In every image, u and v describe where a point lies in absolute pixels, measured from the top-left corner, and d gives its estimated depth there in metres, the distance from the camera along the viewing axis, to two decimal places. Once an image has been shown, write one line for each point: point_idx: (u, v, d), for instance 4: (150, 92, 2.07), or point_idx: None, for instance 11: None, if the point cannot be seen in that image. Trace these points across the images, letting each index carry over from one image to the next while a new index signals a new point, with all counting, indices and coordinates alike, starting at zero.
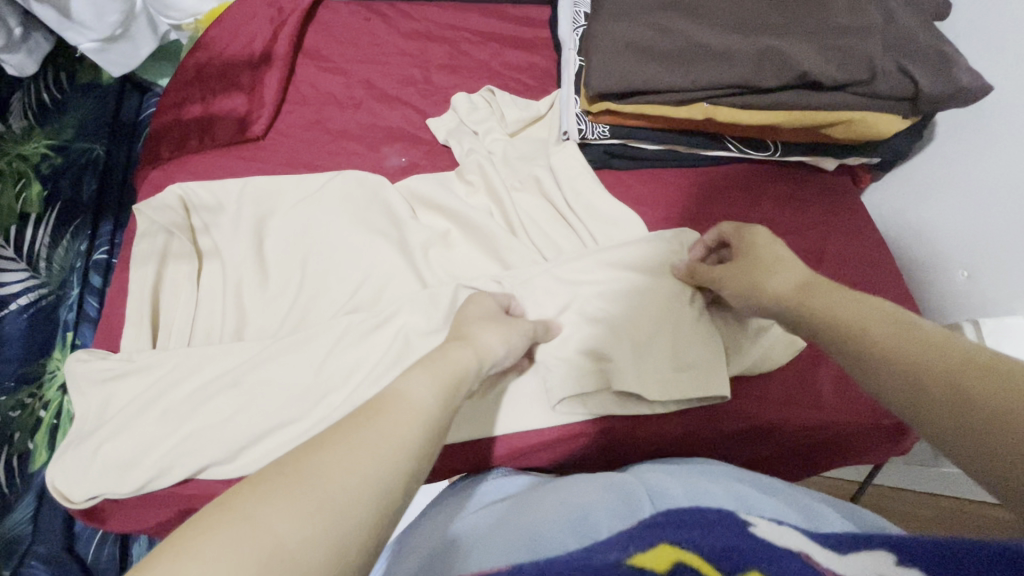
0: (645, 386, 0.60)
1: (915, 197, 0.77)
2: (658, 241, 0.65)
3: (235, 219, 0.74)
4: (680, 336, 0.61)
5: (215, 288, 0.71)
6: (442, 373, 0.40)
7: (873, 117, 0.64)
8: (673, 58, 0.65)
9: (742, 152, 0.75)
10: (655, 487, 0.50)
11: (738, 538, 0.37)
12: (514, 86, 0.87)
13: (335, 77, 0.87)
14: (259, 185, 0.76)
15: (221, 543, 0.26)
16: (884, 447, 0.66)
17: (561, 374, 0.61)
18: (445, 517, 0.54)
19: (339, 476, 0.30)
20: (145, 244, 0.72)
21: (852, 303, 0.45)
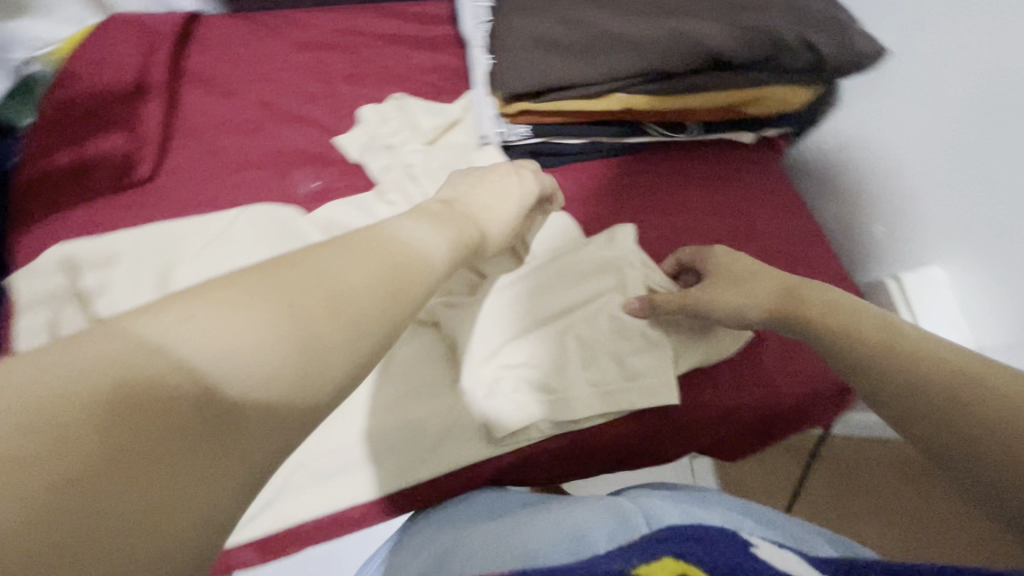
0: (594, 405, 0.60)
1: (830, 160, 0.80)
2: (593, 247, 0.65)
3: (131, 274, 0.66)
4: (624, 346, 0.61)
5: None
6: (441, 230, 0.41)
7: (783, 91, 0.65)
8: (581, 51, 0.63)
9: (665, 136, 0.75)
10: (653, 511, 0.49)
11: (742, 556, 0.36)
12: (425, 91, 0.82)
13: (226, 100, 0.79)
14: (156, 232, 0.68)
15: (250, 302, 0.26)
16: (832, 412, 0.69)
17: (513, 392, 0.61)
18: (429, 547, 0.53)
19: (362, 282, 0.30)
20: (30, 320, 0.64)
21: (833, 315, 0.46)
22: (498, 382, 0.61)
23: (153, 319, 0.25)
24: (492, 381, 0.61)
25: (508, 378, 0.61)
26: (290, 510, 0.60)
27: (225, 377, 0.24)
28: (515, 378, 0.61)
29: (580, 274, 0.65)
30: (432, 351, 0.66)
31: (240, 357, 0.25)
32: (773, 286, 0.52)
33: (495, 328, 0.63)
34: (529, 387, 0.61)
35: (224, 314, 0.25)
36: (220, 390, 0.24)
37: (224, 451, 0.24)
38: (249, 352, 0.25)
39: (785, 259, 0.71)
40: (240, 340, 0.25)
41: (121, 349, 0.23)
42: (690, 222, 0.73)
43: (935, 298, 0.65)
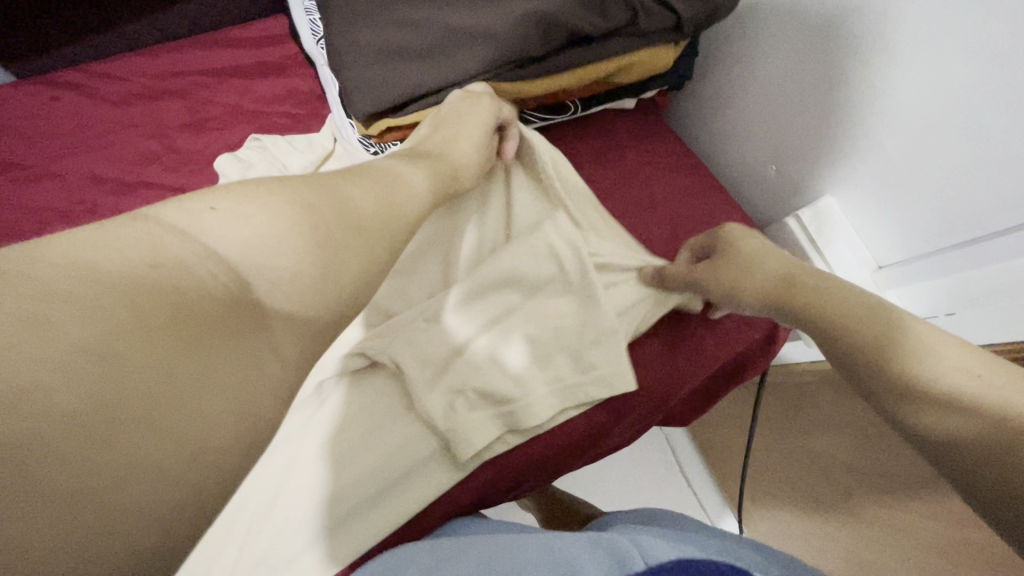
0: (554, 402, 0.58)
1: (712, 107, 0.80)
2: (528, 245, 0.58)
3: None
4: (579, 340, 0.58)
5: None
6: (435, 172, 0.46)
7: (652, 53, 0.62)
8: (431, 54, 0.58)
9: (545, 119, 0.71)
10: (645, 545, 0.45)
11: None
12: (281, 122, 0.74)
13: (46, 183, 0.67)
14: None
15: (266, 206, 0.34)
16: (764, 359, 0.69)
17: (470, 411, 0.56)
18: None
19: (361, 196, 0.39)
20: None
21: (831, 302, 0.46)
22: (454, 405, 0.56)
23: (188, 213, 0.32)
24: (448, 405, 0.56)
25: (464, 395, 0.57)
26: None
27: (245, 252, 0.32)
28: (470, 394, 0.57)
29: (503, 281, 0.58)
30: (370, 405, 0.58)
31: (263, 236, 0.33)
32: (775, 267, 0.51)
33: (433, 353, 0.57)
34: (483, 403, 0.57)
35: (251, 208, 0.34)
36: (247, 267, 0.32)
37: (251, 328, 0.32)
38: (272, 242, 0.33)
39: (693, 218, 0.70)
40: (267, 226, 0.33)
41: (160, 235, 0.31)
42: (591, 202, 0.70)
43: (835, 227, 0.67)
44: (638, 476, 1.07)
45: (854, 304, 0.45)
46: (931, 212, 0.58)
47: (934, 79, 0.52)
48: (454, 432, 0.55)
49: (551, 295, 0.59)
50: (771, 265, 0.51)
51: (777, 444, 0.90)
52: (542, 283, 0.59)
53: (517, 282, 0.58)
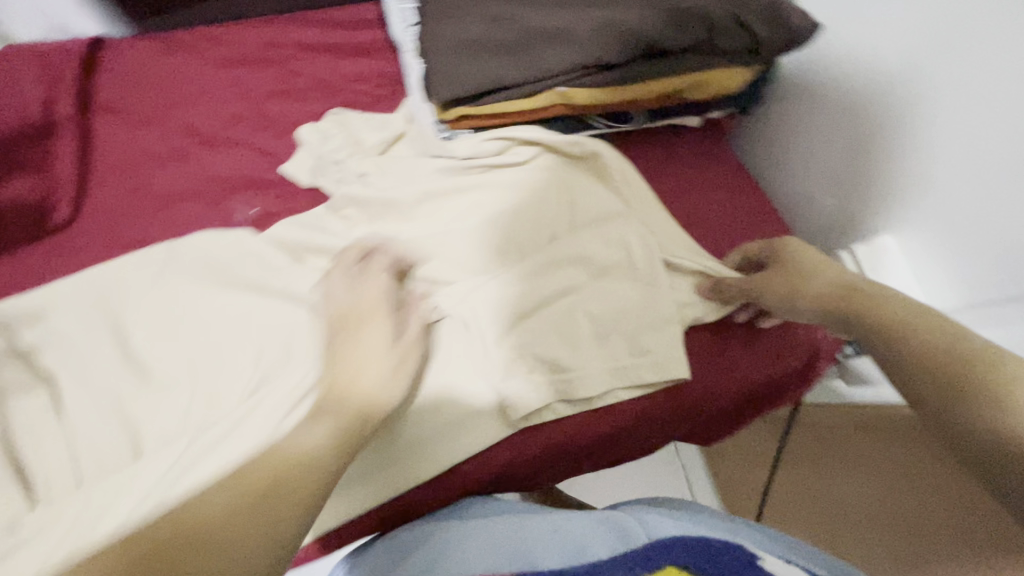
0: (606, 379, 0.61)
1: (775, 133, 0.80)
2: (598, 235, 0.67)
3: (84, 324, 0.64)
4: (639, 324, 0.63)
5: (81, 415, 0.60)
6: (337, 422, 0.51)
7: (725, 73, 0.63)
8: (513, 50, 0.61)
9: (610, 127, 0.72)
10: (651, 525, 0.50)
11: (741, 565, 0.40)
12: (360, 100, 0.78)
13: (146, 131, 0.74)
14: (95, 278, 0.66)
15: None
16: (802, 388, 0.69)
17: (527, 373, 0.60)
18: (410, 545, 0.53)
19: (212, 513, 0.40)
20: None
21: (887, 305, 0.47)
22: (514, 363, 0.60)
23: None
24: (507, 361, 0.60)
25: (524, 358, 0.60)
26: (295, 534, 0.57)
27: None
28: (529, 358, 0.60)
29: (571, 259, 0.65)
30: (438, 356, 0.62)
31: None
32: (828, 281, 0.53)
33: (508, 307, 0.62)
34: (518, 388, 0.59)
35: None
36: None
37: None
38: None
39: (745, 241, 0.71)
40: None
41: None
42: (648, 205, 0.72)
43: (889, 266, 0.66)
44: (649, 490, 1.08)
45: (899, 316, 0.46)
46: (992, 263, 0.57)
47: (1012, 132, 0.52)
48: (508, 390, 0.59)
49: (617, 279, 0.65)
50: (820, 284, 0.53)
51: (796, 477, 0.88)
52: (608, 266, 0.66)
53: (586, 261, 0.65)
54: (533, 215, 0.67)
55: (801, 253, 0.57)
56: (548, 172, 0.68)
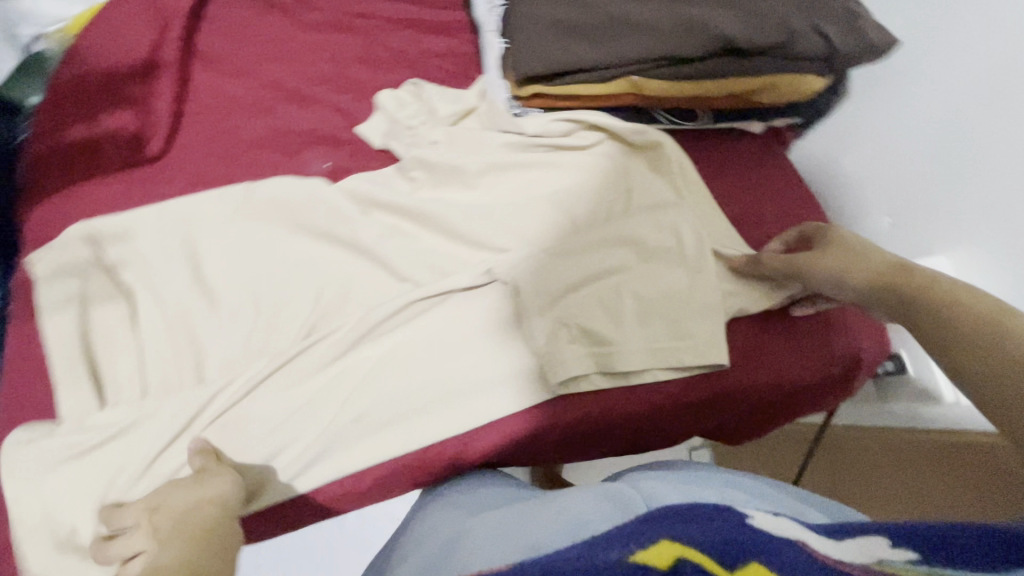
0: (646, 358, 0.63)
1: (837, 150, 0.82)
2: (656, 220, 0.68)
3: (163, 248, 0.69)
4: (682, 309, 0.65)
5: (155, 331, 0.65)
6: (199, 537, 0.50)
7: (797, 78, 0.65)
8: (595, 35, 0.63)
9: (673, 123, 0.74)
10: (651, 492, 0.58)
11: (732, 530, 0.43)
12: (436, 75, 0.83)
13: (237, 81, 0.79)
14: (177, 209, 0.70)
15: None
16: (834, 395, 0.71)
17: (570, 343, 0.62)
18: (446, 523, 0.61)
19: None
20: (57, 289, 0.66)
21: (930, 284, 0.49)
22: (557, 332, 0.62)
23: None
24: (552, 331, 0.62)
25: (567, 329, 0.63)
26: (339, 464, 0.62)
27: None
28: (573, 329, 0.62)
29: (623, 240, 0.67)
30: (488, 315, 0.66)
31: None
32: (874, 263, 0.55)
33: (556, 280, 0.64)
34: (560, 356, 0.62)
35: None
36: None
37: None
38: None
39: None
40: None
41: None
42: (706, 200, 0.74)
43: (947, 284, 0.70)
44: None
45: (940, 295, 0.48)
46: None
47: None
48: (552, 355, 0.62)
49: (666, 264, 0.67)
50: (865, 269, 0.55)
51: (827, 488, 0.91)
52: (659, 250, 0.67)
53: (637, 244, 0.67)
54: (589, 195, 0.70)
55: (850, 239, 0.59)
56: (610, 158, 0.71)
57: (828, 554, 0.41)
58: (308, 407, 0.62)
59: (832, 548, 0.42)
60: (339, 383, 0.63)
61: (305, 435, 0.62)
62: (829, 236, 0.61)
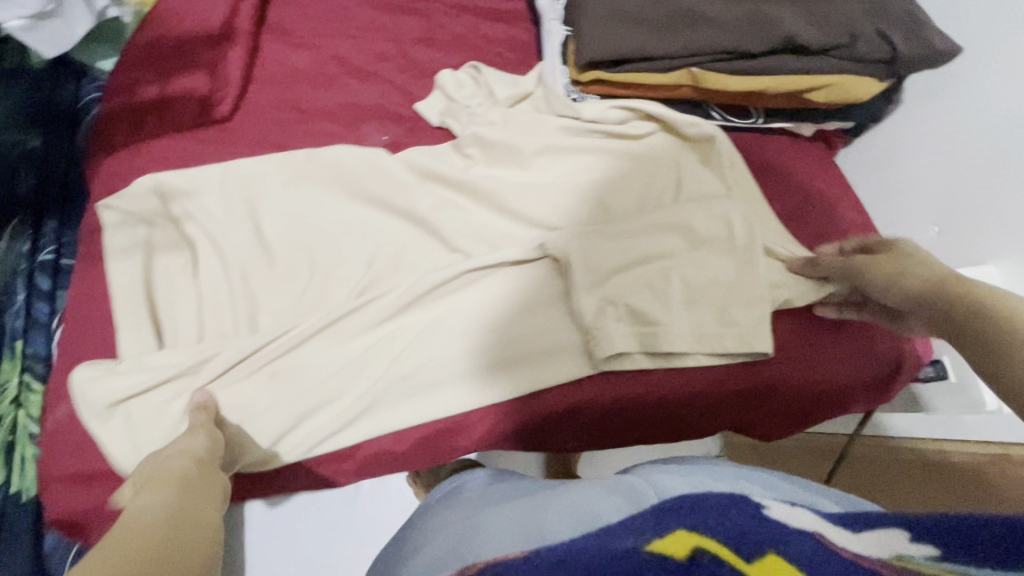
0: (690, 343, 0.65)
1: (887, 158, 0.83)
2: (710, 210, 0.69)
3: (226, 204, 0.72)
4: (729, 296, 0.66)
5: (213, 281, 0.69)
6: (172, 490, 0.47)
7: (855, 81, 0.65)
8: (660, 25, 0.65)
9: (726, 119, 0.76)
10: (661, 486, 0.59)
11: (750, 521, 0.40)
12: (494, 60, 0.85)
13: (304, 53, 0.82)
14: (240, 169, 0.73)
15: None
16: (875, 398, 0.71)
17: (617, 322, 0.64)
18: (457, 518, 0.63)
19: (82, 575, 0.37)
20: (123, 236, 0.69)
21: (984, 299, 0.46)
22: (604, 309, 0.64)
23: None
24: (600, 308, 0.65)
25: (614, 307, 0.65)
26: (383, 421, 0.64)
27: None
28: (620, 307, 0.65)
29: (673, 226, 0.69)
30: (539, 288, 0.68)
31: None
32: (932, 273, 0.53)
33: (605, 261, 0.66)
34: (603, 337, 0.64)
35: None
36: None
37: None
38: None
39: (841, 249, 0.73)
40: None
41: None
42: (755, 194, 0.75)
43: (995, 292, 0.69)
44: None
45: (994, 311, 0.44)
46: None
47: None
48: (599, 330, 0.64)
49: (715, 252, 0.69)
50: (921, 273, 0.54)
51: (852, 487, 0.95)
52: (709, 239, 0.69)
53: (687, 229, 0.69)
54: (642, 182, 0.72)
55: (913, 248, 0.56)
56: (662, 148, 0.73)
57: (845, 547, 0.39)
58: (356, 363, 0.65)
59: (854, 543, 0.39)
60: (388, 343, 0.66)
61: (355, 388, 0.64)
62: (890, 246, 0.59)
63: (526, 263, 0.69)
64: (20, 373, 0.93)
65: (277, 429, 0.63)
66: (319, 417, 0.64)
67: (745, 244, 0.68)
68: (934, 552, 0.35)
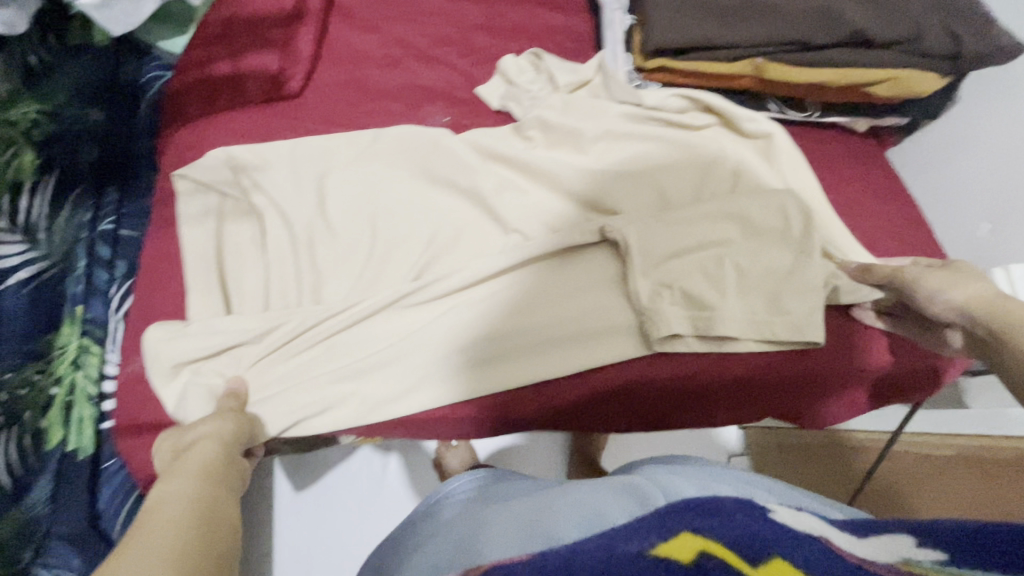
0: (743, 327, 0.65)
1: (938, 157, 0.84)
2: (781, 201, 0.69)
3: (295, 178, 0.74)
4: (784, 285, 0.66)
5: (280, 250, 0.71)
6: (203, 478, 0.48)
7: (918, 76, 0.67)
8: (728, 15, 0.67)
9: (781, 111, 0.78)
10: (668, 490, 0.60)
11: (759, 525, 0.43)
12: (553, 48, 0.87)
13: (369, 35, 0.85)
14: (308, 146, 0.76)
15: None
16: (923, 382, 0.74)
17: (672, 304, 0.65)
18: (463, 521, 0.64)
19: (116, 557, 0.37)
20: (197, 204, 0.73)
21: None
22: (659, 293, 0.65)
23: None
24: (655, 291, 0.65)
25: (670, 291, 0.65)
26: (437, 396, 0.66)
27: None
28: (676, 292, 0.65)
29: (730, 215, 0.68)
30: (595, 272, 0.70)
31: None
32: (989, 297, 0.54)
33: (662, 245, 0.67)
34: (670, 319, 0.64)
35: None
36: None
37: None
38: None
39: (890, 245, 0.74)
40: None
41: None
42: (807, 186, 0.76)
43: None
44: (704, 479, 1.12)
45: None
46: None
47: None
48: (654, 312, 0.64)
49: (772, 243, 0.68)
50: (962, 293, 0.55)
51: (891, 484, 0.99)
52: (765, 229, 0.68)
53: (745, 219, 0.68)
54: (697, 173, 0.74)
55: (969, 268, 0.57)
56: (720, 140, 0.75)
57: (850, 551, 0.41)
58: (415, 335, 0.67)
59: (857, 548, 0.42)
60: (447, 319, 0.68)
61: (413, 359, 0.66)
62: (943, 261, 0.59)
63: (584, 249, 0.71)
64: (79, 336, 0.96)
65: (338, 397, 0.65)
66: (376, 385, 0.66)
67: (803, 240, 0.67)
68: (939, 557, 0.39)
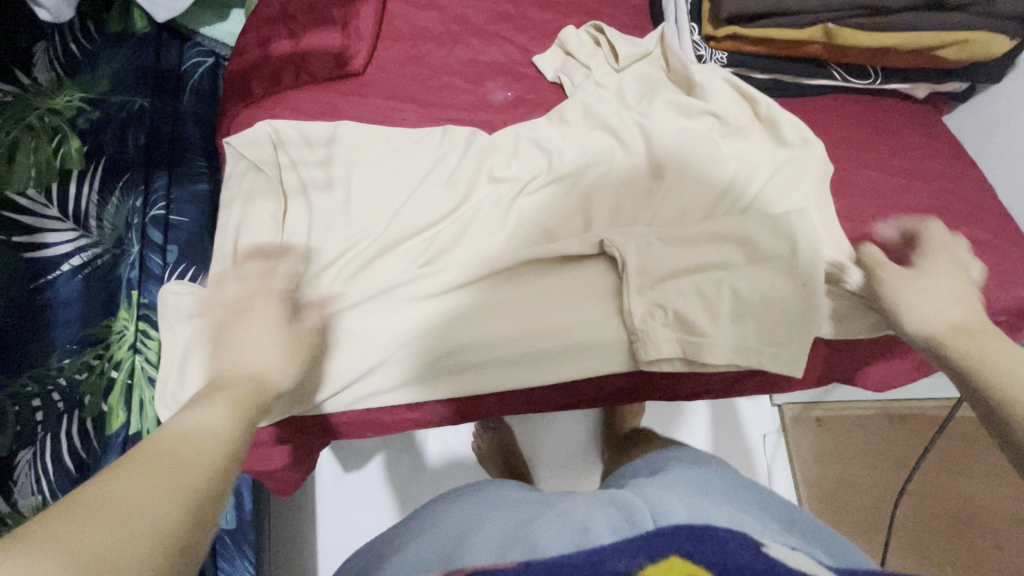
0: (730, 356, 0.63)
1: (999, 120, 0.87)
2: (775, 220, 0.66)
3: (342, 171, 0.73)
4: (776, 316, 0.64)
5: (298, 227, 0.71)
6: (236, 399, 0.43)
7: (985, 38, 0.71)
8: None
9: (845, 79, 0.79)
10: (657, 507, 0.53)
11: (749, 557, 0.39)
12: (610, 21, 0.89)
13: (428, 12, 0.86)
14: (349, 131, 0.75)
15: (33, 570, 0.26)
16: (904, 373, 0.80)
17: (663, 326, 0.64)
18: (440, 535, 0.59)
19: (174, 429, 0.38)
20: (233, 185, 0.75)
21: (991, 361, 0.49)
22: (652, 314, 0.64)
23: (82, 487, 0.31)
24: (647, 312, 0.64)
25: (662, 311, 0.64)
26: (482, 380, 0.66)
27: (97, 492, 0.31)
28: (668, 313, 0.64)
29: (731, 237, 0.66)
30: (585, 284, 0.68)
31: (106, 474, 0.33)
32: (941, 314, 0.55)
33: (660, 264, 0.65)
34: (680, 327, 0.63)
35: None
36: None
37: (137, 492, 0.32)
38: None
39: (957, 212, 0.74)
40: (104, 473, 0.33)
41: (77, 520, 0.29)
42: (868, 152, 0.77)
43: None
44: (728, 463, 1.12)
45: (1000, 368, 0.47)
46: None
47: None
48: (646, 335, 0.63)
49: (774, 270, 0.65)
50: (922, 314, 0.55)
51: (939, 461, 1.04)
52: (770, 255, 0.65)
53: (748, 243, 0.66)
54: (706, 179, 0.72)
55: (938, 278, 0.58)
56: (771, 130, 0.75)
57: None
58: (412, 334, 0.65)
59: None
60: (429, 324, 0.65)
61: (403, 356, 0.65)
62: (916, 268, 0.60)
63: (579, 259, 0.69)
64: (136, 320, 0.86)
65: (395, 377, 0.65)
66: (368, 381, 0.65)
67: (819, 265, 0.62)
68: None
